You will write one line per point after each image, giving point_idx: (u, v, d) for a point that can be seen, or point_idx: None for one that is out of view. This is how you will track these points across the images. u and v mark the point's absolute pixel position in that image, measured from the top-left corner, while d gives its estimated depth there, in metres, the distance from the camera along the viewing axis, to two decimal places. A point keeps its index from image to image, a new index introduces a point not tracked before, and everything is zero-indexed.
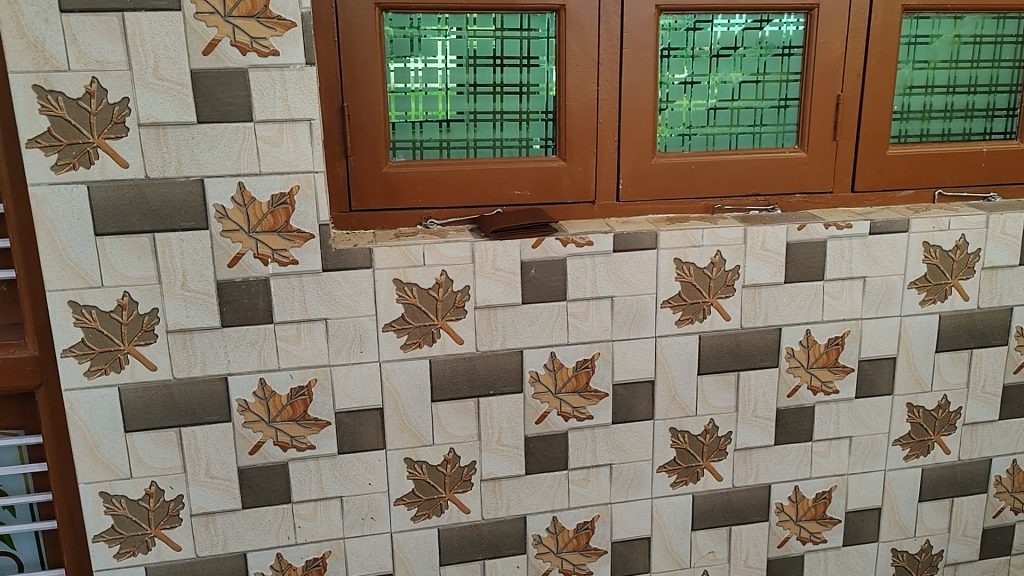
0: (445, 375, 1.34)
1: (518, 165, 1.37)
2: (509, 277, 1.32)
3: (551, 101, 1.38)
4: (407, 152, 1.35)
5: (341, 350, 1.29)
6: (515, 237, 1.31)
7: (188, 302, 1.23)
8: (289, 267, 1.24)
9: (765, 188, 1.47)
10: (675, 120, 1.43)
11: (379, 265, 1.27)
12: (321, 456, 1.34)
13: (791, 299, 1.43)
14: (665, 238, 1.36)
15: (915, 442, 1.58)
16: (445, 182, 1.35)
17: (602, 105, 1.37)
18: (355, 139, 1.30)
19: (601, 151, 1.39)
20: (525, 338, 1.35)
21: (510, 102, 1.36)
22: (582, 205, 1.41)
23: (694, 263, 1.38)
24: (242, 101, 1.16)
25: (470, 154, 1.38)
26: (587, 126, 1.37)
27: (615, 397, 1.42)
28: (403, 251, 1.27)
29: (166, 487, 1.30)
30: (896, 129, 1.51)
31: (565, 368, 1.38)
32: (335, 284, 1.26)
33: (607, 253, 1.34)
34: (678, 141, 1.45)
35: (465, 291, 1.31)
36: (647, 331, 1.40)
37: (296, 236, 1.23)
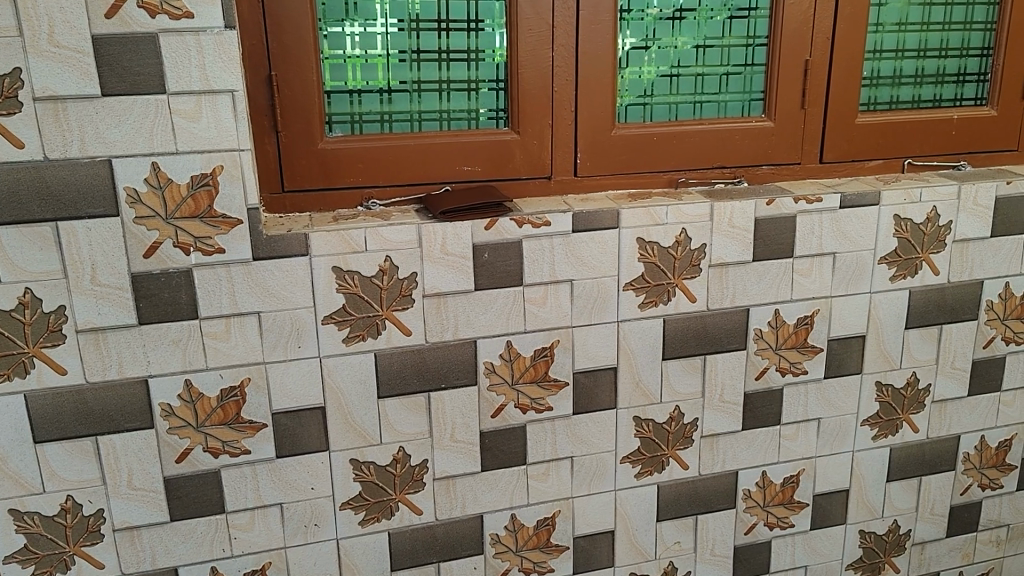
0: (392, 369, 1.23)
1: (466, 140, 1.25)
2: (459, 262, 1.21)
3: (501, 69, 1.26)
4: (344, 126, 1.23)
5: (276, 345, 1.18)
6: (466, 219, 1.20)
7: (99, 298, 1.09)
8: (213, 256, 1.11)
9: (731, 160, 1.38)
10: (635, 88, 1.33)
11: (316, 252, 1.15)
12: (257, 461, 1.22)
13: (759, 278, 1.36)
14: (627, 216, 1.26)
15: (883, 421, 1.53)
16: (387, 158, 1.23)
17: (557, 73, 1.26)
18: (285, 112, 1.17)
19: (557, 123, 1.28)
20: (478, 327, 1.25)
21: (456, 70, 1.25)
22: (537, 181, 1.30)
23: (658, 242, 1.29)
24: (153, 71, 1.02)
25: (414, 127, 1.26)
26: (541, 96, 1.26)
27: (575, 386, 1.33)
28: (342, 236, 1.16)
29: (84, 501, 1.17)
30: (865, 96, 1.43)
31: (522, 358, 1.29)
32: (267, 274, 1.14)
33: (566, 233, 1.24)
34: (639, 111, 1.35)
35: (412, 278, 1.20)
36: (608, 316, 1.30)
37: (221, 222, 1.10)
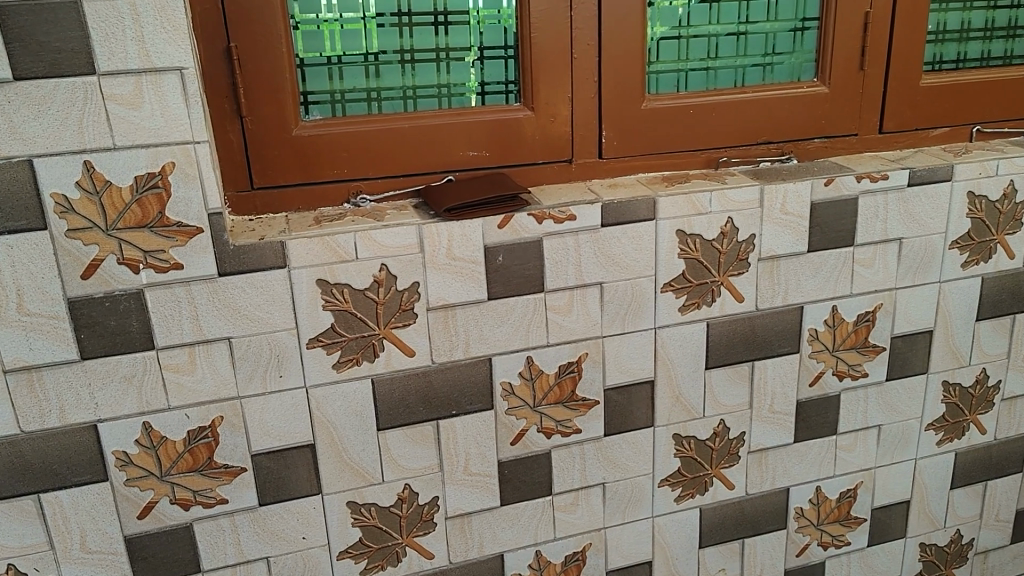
0: (393, 396, 1.04)
1: (471, 119, 1.05)
2: (469, 268, 1.01)
3: (510, 33, 1.05)
4: (324, 108, 1.02)
5: (253, 376, 0.97)
6: (476, 216, 0.99)
7: (29, 330, 0.89)
8: (169, 274, 0.91)
9: (779, 134, 1.18)
10: (667, 52, 1.12)
11: (296, 263, 0.95)
12: (236, 511, 1.03)
13: (815, 271, 1.16)
14: (665, 206, 1.06)
15: (949, 424, 1.35)
16: (377, 145, 1.03)
17: (577, 37, 1.05)
18: (251, 92, 0.96)
19: (578, 95, 1.08)
20: (493, 343, 1.05)
21: (456, 36, 1.04)
22: (556, 166, 1.10)
23: (701, 235, 1.09)
24: (77, 45, 0.81)
25: (408, 106, 1.05)
26: (558, 64, 1.06)
27: (607, 404, 1.14)
28: (328, 243, 0.95)
29: (29, 569, 0.98)
30: (930, 54, 1.23)
31: (545, 377, 1.09)
32: (237, 292, 0.94)
33: (594, 228, 1.04)
34: (673, 79, 1.14)
35: (413, 289, 1.00)
36: (644, 322, 1.11)
37: (176, 232, 0.90)
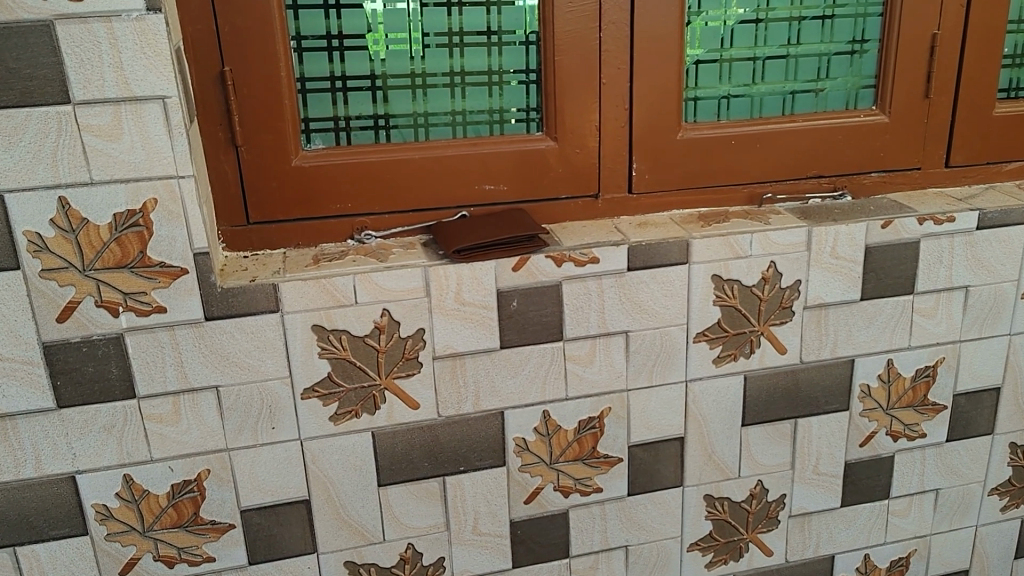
0: (395, 451, 0.95)
1: (488, 150, 0.96)
2: (480, 314, 0.92)
3: (532, 55, 0.96)
4: (327, 136, 0.94)
5: (242, 428, 0.90)
6: (489, 257, 0.90)
7: (2, 376, 0.83)
8: (152, 318, 0.84)
9: (832, 168, 1.06)
10: (707, 77, 1.02)
11: (289, 307, 0.87)
12: (224, 569, 0.95)
13: (868, 322, 1.05)
14: (699, 248, 0.96)
15: (1016, 489, 1.21)
16: (384, 177, 0.94)
17: (606, 60, 0.95)
18: (246, 120, 0.89)
19: (607, 124, 0.98)
20: (506, 395, 0.96)
21: (473, 58, 0.95)
22: (580, 201, 1.00)
23: (739, 280, 0.98)
24: (50, 72, 0.75)
25: (420, 135, 0.97)
26: (585, 90, 0.96)
27: (631, 462, 1.04)
28: (324, 286, 0.87)
29: None
30: (1005, 80, 1.10)
31: (564, 432, 1.00)
32: (225, 337, 0.86)
33: (619, 272, 0.95)
34: (713, 107, 1.03)
35: (418, 336, 0.91)
36: (674, 375, 1.01)
37: (159, 273, 0.83)
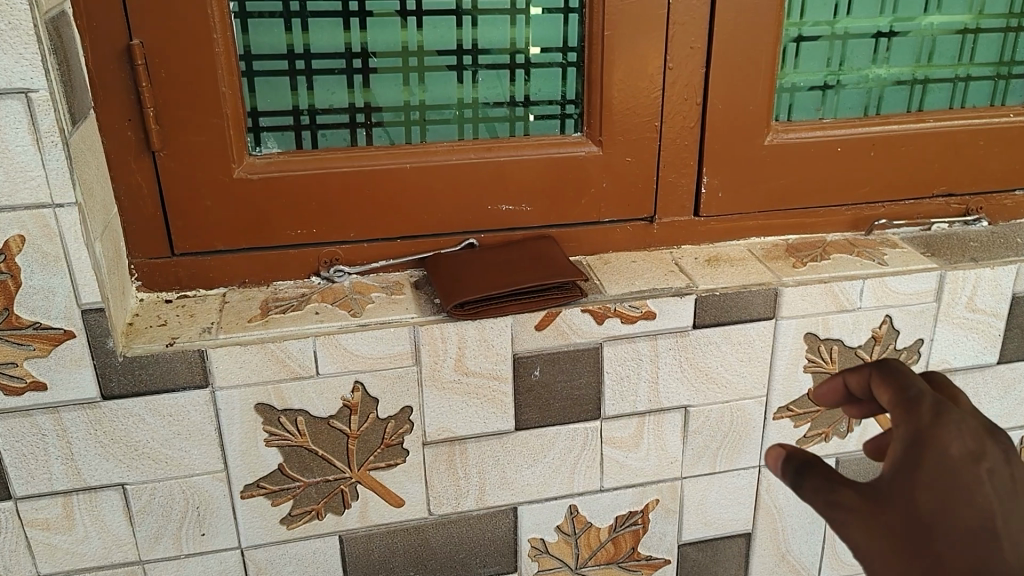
0: (371, 559, 0.71)
1: (505, 158, 0.70)
2: (489, 387, 0.67)
3: (572, 27, 0.69)
4: (285, 136, 0.68)
5: (161, 535, 0.67)
6: (505, 311, 0.64)
7: None
8: (27, 397, 0.60)
9: (969, 185, 0.79)
10: (810, 59, 0.74)
11: (223, 381, 0.62)
12: None
13: (1004, 392, 0.79)
14: (793, 300, 0.70)
15: None
16: (360, 193, 0.69)
17: (673, 35, 0.68)
18: (166, 113, 0.63)
19: (668, 124, 0.71)
20: (521, 488, 0.72)
21: (489, 30, 0.68)
22: (629, 226, 0.74)
23: (842, 340, 0.73)
24: None
25: (413, 135, 0.70)
26: (641, 77, 0.69)
27: (682, 565, 0.80)
28: (272, 352, 0.62)
29: None
30: None
31: (595, 531, 0.76)
32: (132, 422, 0.63)
33: (681, 330, 0.69)
34: (815, 100, 0.75)
35: (402, 416, 0.67)
36: (746, 459, 0.76)
37: (34, 338, 0.59)
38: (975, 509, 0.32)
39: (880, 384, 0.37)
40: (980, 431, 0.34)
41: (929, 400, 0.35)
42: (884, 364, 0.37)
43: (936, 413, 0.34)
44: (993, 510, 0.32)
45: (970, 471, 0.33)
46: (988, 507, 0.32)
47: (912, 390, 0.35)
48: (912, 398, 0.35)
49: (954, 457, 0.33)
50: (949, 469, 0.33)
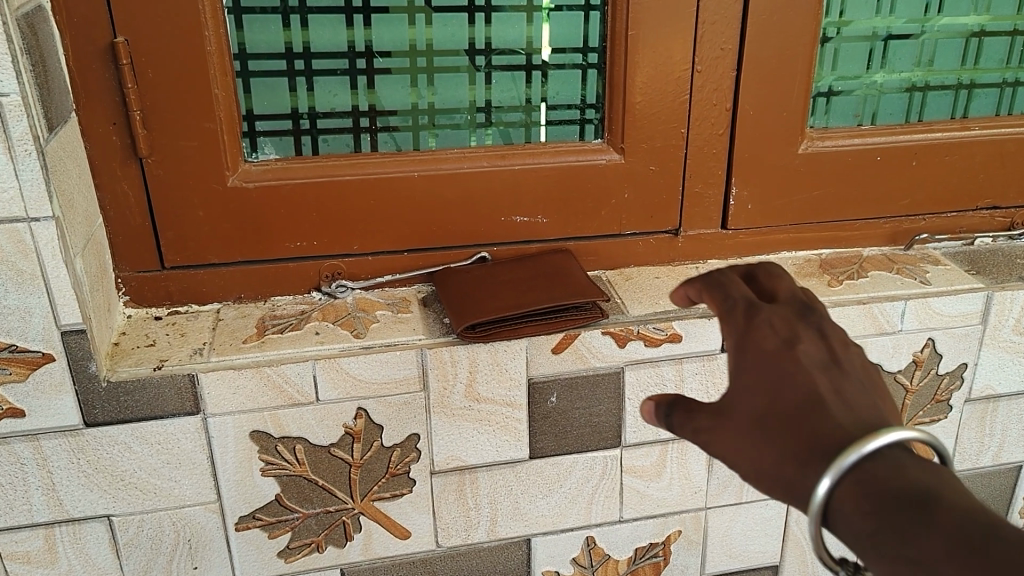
0: None
1: (519, 166, 0.65)
2: (502, 415, 0.62)
3: (593, 25, 0.64)
4: (283, 141, 0.63)
5: (150, 569, 0.62)
6: (520, 334, 0.59)
7: None
8: (4, 423, 0.56)
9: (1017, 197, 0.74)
10: (848, 61, 0.69)
11: (215, 408, 0.58)
12: None
13: None
14: None
15: None
16: (364, 204, 0.64)
17: (702, 36, 0.63)
18: (154, 117, 0.58)
19: (696, 132, 0.66)
20: (535, 520, 0.67)
21: (503, 29, 0.63)
22: (652, 240, 0.69)
23: (880, 365, 0.68)
24: None
25: (421, 141, 0.65)
26: (667, 81, 0.64)
27: None
28: (268, 377, 0.58)
29: None
30: None
31: (614, 564, 0.71)
32: (117, 451, 0.58)
33: (708, 354, 0.64)
34: (853, 105, 0.70)
35: (408, 445, 0.62)
36: None
37: (10, 361, 0.55)
38: (799, 387, 0.35)
39: (705, 300, 0.40)
40: (789, 317, 0.38)
41: (745, 305, 0.39)
42: (711, 276, 0.41)
43: (749, 316, 0.38)
44: (818, 384, 0.35)
45: (787, 355, 0.36)
46: (813, 381, 0.35)
47: (725, 294, 0.39)
48: (730, 307, 0.39)
49: (769, 342, 0.37)
50: (769, 358, 0.36)
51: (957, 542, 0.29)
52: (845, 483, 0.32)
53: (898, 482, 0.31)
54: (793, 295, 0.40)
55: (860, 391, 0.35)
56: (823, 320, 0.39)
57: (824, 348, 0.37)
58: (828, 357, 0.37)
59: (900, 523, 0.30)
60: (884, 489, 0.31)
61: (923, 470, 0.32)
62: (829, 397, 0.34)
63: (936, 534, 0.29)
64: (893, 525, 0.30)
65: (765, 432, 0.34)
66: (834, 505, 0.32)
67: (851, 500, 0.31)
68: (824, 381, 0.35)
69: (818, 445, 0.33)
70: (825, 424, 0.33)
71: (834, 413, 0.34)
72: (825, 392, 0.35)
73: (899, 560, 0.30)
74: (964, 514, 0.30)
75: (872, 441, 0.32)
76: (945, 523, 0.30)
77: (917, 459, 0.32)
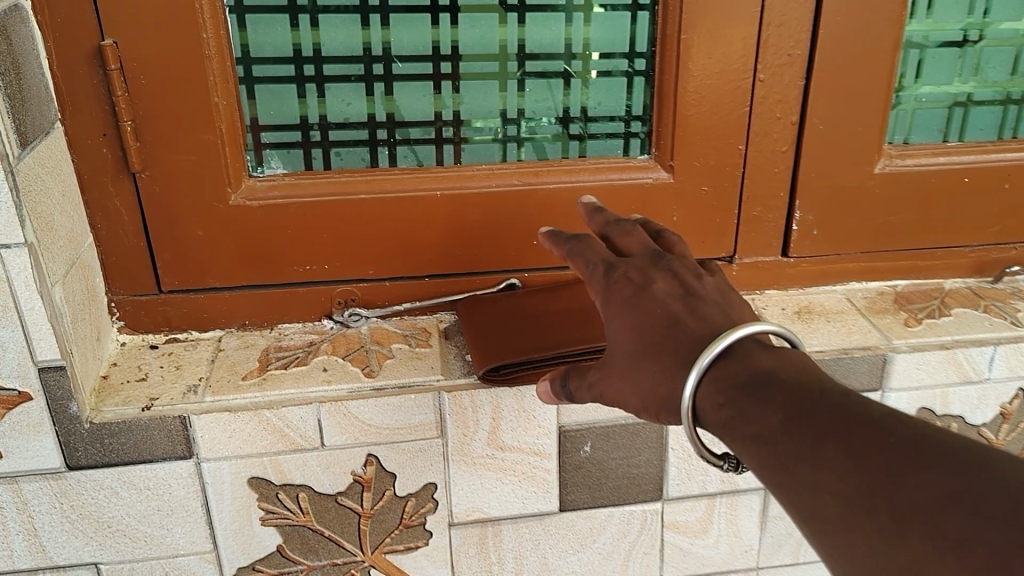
0: None
1: (554, 184, 0.58)
2: (529, 464, 0.56)
3: (641, 27, 0.56)
4: (292, 154, 0.57)
5: None
6: (548, 376, 0.51)
7: None
8: None
9: None
10: (936, 69, 0.60)
11: (209, 453, 0.52)
12: None
13: None
14: (906, 369, 0.57)
15: None
16: (381, 225, 0.58)
17: (767, 40, 0.55)
18: (147, 128, 0.53)
19: (756, 148, 0.58)
20: None
21: (539, 31, 0.56)
22: None
23: (962, 417, 0.60)
24: None
25: (445, 155, 0.58)
26: (724, 91, 0.56)
27: None
28: (267, 420, 0.52)
29: None
30: None
31: None
32: (103, 496, 0.53)
33: None
34: (938, 119, 0.61)
35: (424, 494, 0.56)
36: None
37: None
38: (657, 316, 0.41)
39: (573, 267, 0.47)
40: (644, 265, 0.44)
41: (605, 264, 0.45)
42: (573, 240, 0.47)
43: (609, 270, 0.44)
44: (677, 316, 0.41)
45: (645, 293, 0.43)
46: (671, 309, 0.41)
47: (587, 253, 0.46)
48: (592, 269, 0.45)
49: (627, 288, 0.43)
50: (634, 304, 0.42)
51: (793, 412, 0.34)
52: (704, 380, 0.37)
53: (743, 369, 0.37)
54: (643, 248, 0.46)
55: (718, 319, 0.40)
56: (679, 258, 0.45)
57: (676, 283, 0.43)
58: (682, 290, 0.42)
59: (748, 408, 0.35)
60: (735, 379, 0.36)
61: (769, 357, 0.37)
62: (683, 316, 0.41)
63: (776, 410, 0.34)
64: (744, 410, 0.35)
65: (636, 358, 0.41)
66: (701, 402, 0.38)
67: (709, 395, 0.37)
68: (681, 308, 0.41)
69: (685, 355, 0.39)
70: (681, 335, 0.40)
71: (698, 337, 0.39)
72: (680, 315, 0.41)
73: (757, 442, 0.34)
74: (798, 392, 0.34)
75: (721, 343, 0.38)
76: (784, 398, 0.34)
77: (766, 350, 0.38)
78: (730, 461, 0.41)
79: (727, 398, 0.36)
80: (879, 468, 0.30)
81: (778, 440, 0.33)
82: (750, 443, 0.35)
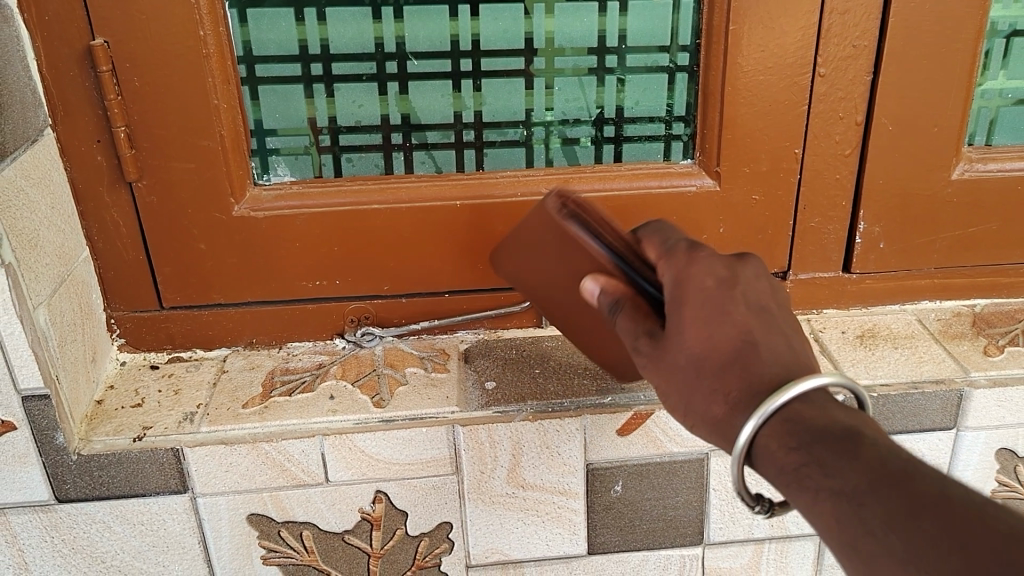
0: None
1: (586, 193, 0.52)
2: (554, 505, 0.51)
3: (685, 16, 0.50)
4: (300, 160, 0.52)
5: None
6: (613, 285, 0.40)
7: None
8: None
9: None
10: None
11: (206, 487, 0.48)
12: None
13: None
14: (984, 405, 0.50)
15: None
16: (396, 238, 0.52)
17: (829, 30, 0.49)
18: (144, 134, 0.48)
19: (814, 152, 0.52)
20: None
21: (569, 22, 0.50)
22: None
23: None
24: None
25: (466, 161, 0.53)
26: (780, 88, 0.50)
27: None
28: (267, 455, 0.48)
29: None
30: None
31: None
32: (95, 531, 0.49)
33: None
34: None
35: (438, 535, 0.51)
36: None
37: None
38: (733, 327, 0.35)
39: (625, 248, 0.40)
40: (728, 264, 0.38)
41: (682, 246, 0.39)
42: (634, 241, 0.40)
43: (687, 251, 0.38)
44: (748, 323, 0.35)
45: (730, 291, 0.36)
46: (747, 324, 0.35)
47: (657, 244, 0.40)
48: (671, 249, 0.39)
49: (712, 280, 0.36)
50: (714, 297, 0.36)
51: (882, 474, 0.29)
52: (773, 420, 0.32)
53: (820, 419, 0.32)
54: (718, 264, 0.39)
55: (787, 339, 0.36)
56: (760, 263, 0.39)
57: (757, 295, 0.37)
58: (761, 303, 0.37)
59: (826, 458, 0.30)
60: (810, 425, 0.31)
61: (846, 413, 0.32)
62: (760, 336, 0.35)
63: (862, 467, 0.29)
64: (821, 459, 0.30)
65: (698, 358, 0.35)
66: (762, 445, 0.32)
67: (776, 436, 0.32)
68: (757, 324, 0.36)
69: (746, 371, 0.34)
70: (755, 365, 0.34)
71: (764, 363, 0.34)
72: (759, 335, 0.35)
73: (830, 497, 0.29)
74: (887, 453, 0.29)
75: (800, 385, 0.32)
76: (872, 459, 0.29)
77: (840, 405, 0.33)
78: (764, 503, 0.36)
79: (798, 448, 0.31)
80: (984, 557, 0.25)
81: (862, 500, 0.28)
82: (822, 498, 0.30)
